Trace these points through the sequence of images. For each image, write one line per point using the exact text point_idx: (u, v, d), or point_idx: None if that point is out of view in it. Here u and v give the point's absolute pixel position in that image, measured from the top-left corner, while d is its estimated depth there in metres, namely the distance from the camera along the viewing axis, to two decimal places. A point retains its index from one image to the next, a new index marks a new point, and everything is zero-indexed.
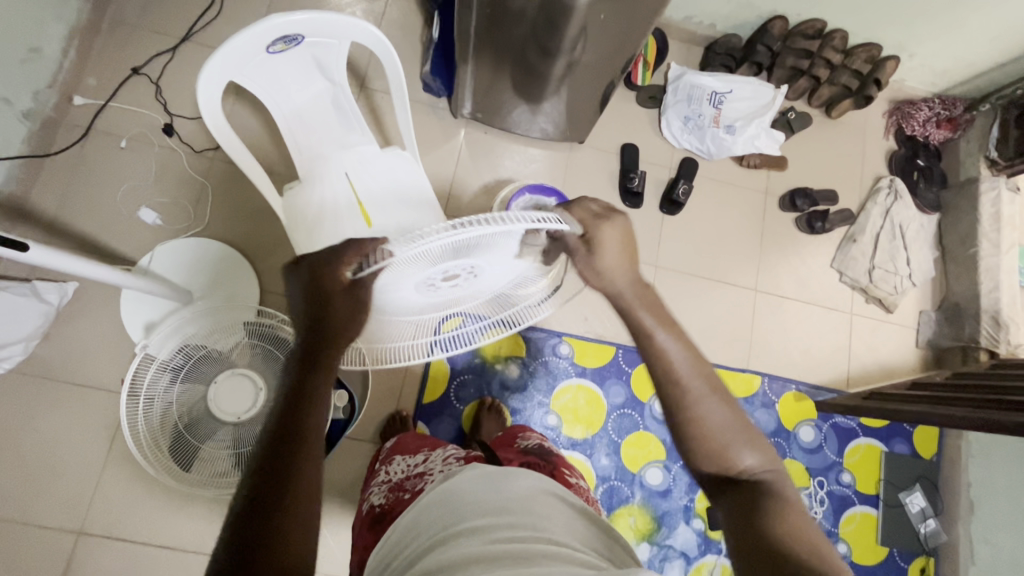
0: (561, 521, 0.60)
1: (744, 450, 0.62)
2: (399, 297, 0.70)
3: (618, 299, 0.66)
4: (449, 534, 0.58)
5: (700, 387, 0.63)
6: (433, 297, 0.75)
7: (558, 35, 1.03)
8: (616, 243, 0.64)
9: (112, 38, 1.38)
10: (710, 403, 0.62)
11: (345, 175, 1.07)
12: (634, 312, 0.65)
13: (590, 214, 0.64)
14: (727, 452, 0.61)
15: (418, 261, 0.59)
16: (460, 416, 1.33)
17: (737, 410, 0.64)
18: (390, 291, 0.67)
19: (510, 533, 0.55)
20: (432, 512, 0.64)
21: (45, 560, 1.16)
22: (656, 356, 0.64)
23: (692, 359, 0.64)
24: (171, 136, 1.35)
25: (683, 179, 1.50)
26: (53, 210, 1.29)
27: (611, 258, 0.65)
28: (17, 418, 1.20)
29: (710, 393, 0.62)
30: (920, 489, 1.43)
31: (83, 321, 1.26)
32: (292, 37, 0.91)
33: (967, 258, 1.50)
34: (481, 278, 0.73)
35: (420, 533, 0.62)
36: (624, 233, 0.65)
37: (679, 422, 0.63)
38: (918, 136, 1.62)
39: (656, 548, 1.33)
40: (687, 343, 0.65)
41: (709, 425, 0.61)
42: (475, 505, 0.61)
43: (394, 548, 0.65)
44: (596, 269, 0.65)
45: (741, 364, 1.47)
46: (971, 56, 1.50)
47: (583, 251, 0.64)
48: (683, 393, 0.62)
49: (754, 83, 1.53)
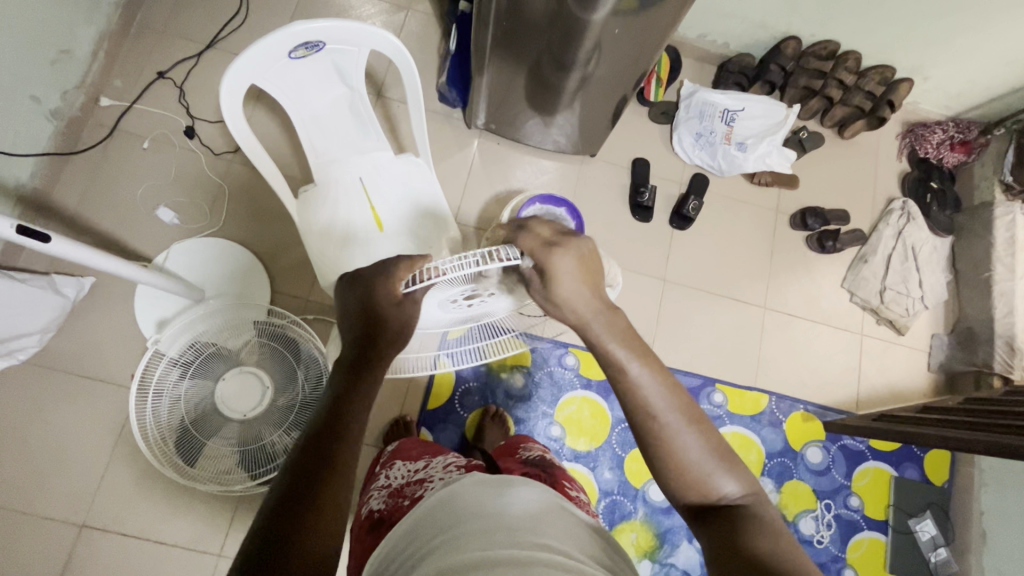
0: (562, 529, 0.60)
1: (724, 477, 0.60)
2: (427, 320, 0.78)
3: (584, 327, 0.68)
4: (448, 538, 0.58)
5: (677, 418, 0.62)
6: (454, 323, 0.82)
7: (572, 48, 1.04)
8: (572, 273, 0.67)
9: (139, 43, 1.43)
10: (683, 433, 0.61)
11: (359, 180, 1.09)
12: (605, 346, 0.66)
13: (540, 242, 0.67)
14: (707, 480, 0.60)
15: (447, 284, 0.68)
16: (463, 423, 1.33)
17: (715, 436, 0.62)
18: (424, 311, 0.74)
19: (511, 538, 0.56)
20: (430, 517, 0.63)
21: (47, 552, 1.16)
22: (627, 390, 0.64)
23: (663, 391, 0.63)
24: (192, 138, 1.39)
25: (693, 194, 1.50)
26: (74, 206, 1.32)
27: (568, 289, 0.67)
28: (28, 409, 1.22)
29: (684, 424, 0.61)
30: (930, 517, 1.40)
31: (97, 315, 1.28)
32: (313, 43, 0.93)
33: (981, 282, 1.48)
34: (496, 304, 0.78)
35: (418, 540, 0.61)
36: (580, 257, 0.67)
37: (654, 454, 0.61)
38: (931, 159, 1.62)
39: (657, 565, 1.31)
40: (664, 376, 0.64)
41: (683, 454, 0.60)
42: (476, 508, 0.61)
43: (390, 555, 0.64)
44: (557, 299, 0.67)
45: (748, 382, 1.45)
46: (985, 79, 1.50)
47: (540, 282, 0.67)
48: (653, 428, 0.61)
49: (767, 102, 1.54)
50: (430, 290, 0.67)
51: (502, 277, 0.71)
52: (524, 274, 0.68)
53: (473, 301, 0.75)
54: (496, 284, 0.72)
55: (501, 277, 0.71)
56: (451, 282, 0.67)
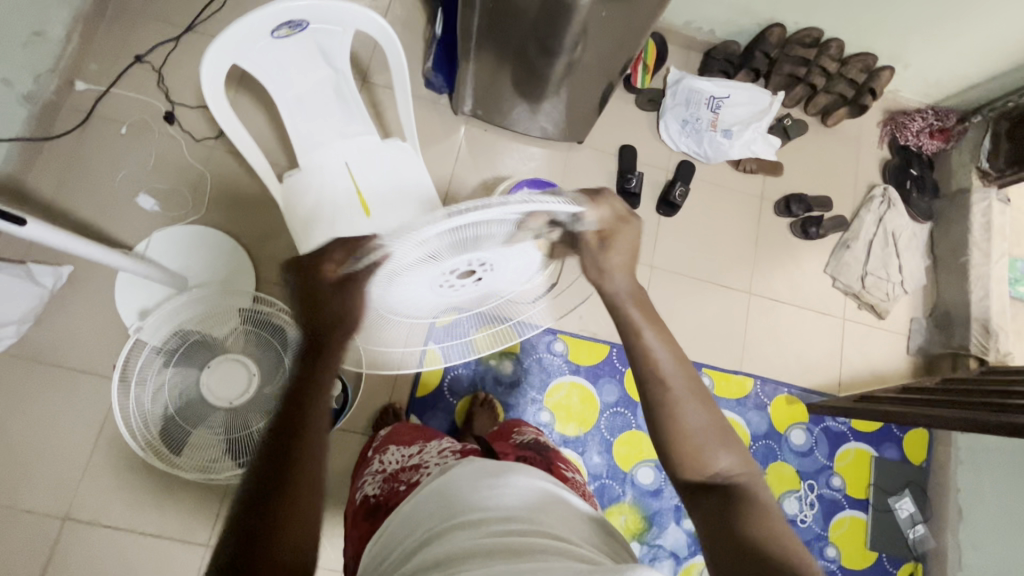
0: (556, 516, 0.60)
1: (721, 453, 0.62)
2: (414, 295, 0.70)
3: (613, 297, 0.65)
4: (448, 527, 0.58)
5: (682, 388, 0.63)
6: (444, 295, 0.74)
7: (558, 33, 1.04)
8: (628, 245, 0.62)
9: (115, 26, 1.39)
10: (690, 403, 0.63)
11: (344, 165, 1.08)
12: (626, 309, 0.65)
13: (614, 215, 0.59)
14: (702, 455, 0.62)
15: (426, 258, 0.59)
16: (453, 411, 1.33)
17: (716, 413, 0.64)
18: (413, 288, 0.67)
19: (509, 528, 0.56)
20: (429, 505, 0.63)
21: (29, 546, 1.14)
22: (640, 354, 0.65)
23: (674, 358, 0.65)
24: (172, 124, 1.36)
25: (680, 181, 1.52)
26: (50, 193, 1.29)
27: (619, 259, 0.63)
28: (4, 401, 1.19)
29: (690, 395, 0.63)
30: (909, 494, 1.44)
31: (75, 305, 1.25)
32: (296, 22, 0.91)
33: (958, 266, 1.51)
34: (499, 275, 0.72)
35: (417, 529, 0.61)
36: (633, 241, 0.62)
37: (660, 425, 0.63)
38: (911, 147, 1.65)
39: (645, 547, 1.32)
40: (675, 350, 0.65)
41: (687, 426, 0.62)
42: (474, 494, 0.61)
43: (391, 542, 0.64)
44: (602, 268, 0.64)
45: (734, 366, 1.47)
46: (964, 68, 1.52)
47: (594, 247, 0.62)
48: (662, 392, 0.63)
49: (751, 89, 1.55)
50: (375, 276, 0.58)
51: (495, 244, 0.61)
52: (574, 241, 0.62)
53: (468, 277, 0.69)
54: (488, 250, 0.62)
55: (494, 244, 0.61)
56: (425, 251, 0.57)
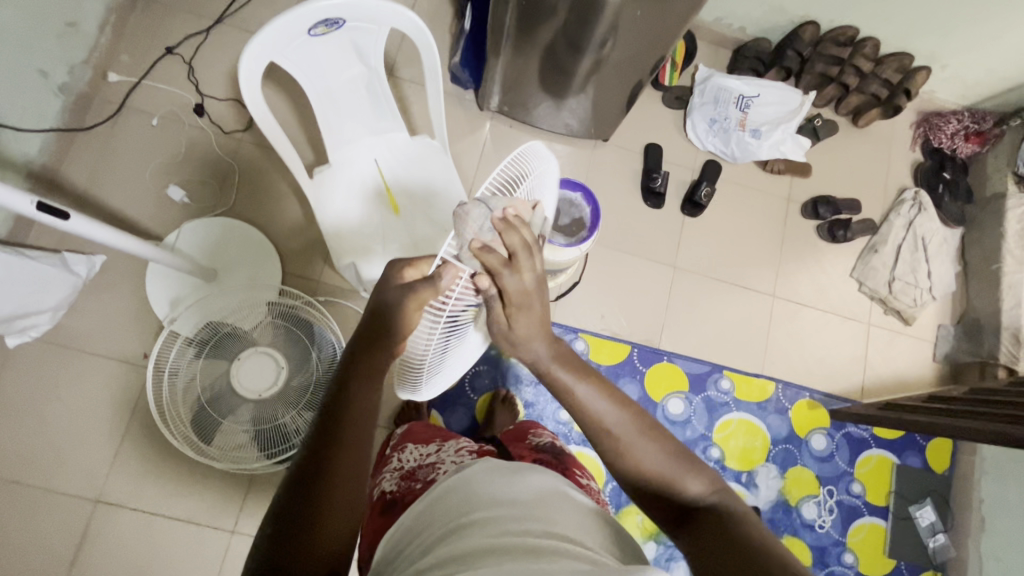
0: (568, 515, 0.58)
1: (690, 477, 0.61)
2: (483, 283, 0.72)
3: (536, 360, 0.68)
4: (460, 525, 0.56)
5: (630, 427, 0.63)
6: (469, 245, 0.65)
7: (587, 31, 1.03)
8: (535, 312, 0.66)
9: (146, 17, 1.40)
10: (643, 443, 0.62)
11: (373, 161, 1.13)
12: (550, 369, 0.67)
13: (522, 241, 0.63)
14: (674, 482, 0.61)
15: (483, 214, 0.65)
16: (474, 406, 1.34)
17: (674, 443, 0.63)
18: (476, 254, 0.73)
19: (521, 525, 0.54)
20: (442, 506, 0.61)
21: (62, 526, 1.18)
22: (578, 408, 0.65)
23: (615, 403, 0.64)
24: (201, 116, 1.37)
25: (706, 181, 1.50)
26: (82, 181, 1.31)
27: (527, 324, 0.66)
28: (42, 385, 1.23)
29: (642, 435, 0.62)
30: (930, 503, 1.42)
31: (107, 294, 1.28)
32: (333, 21, 0.92)
33: (990, 273, 1.48)
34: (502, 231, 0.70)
35: (429, 530, 0.59)
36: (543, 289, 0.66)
37: (612, 455, 0.63)
38: (945, 149, 1.60)
39: (662, 547, 1.32)
40: (612, 392, 0.65)
41: (646, 465, 0.61)
42: (487, 493, 0.59)
43: (403, 542, 0.61)
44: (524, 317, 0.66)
45: (756, 369, 1.47)
46: (1002, 68, 1.48)
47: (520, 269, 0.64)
48: (612, 439, 0.62)
49: (781, 88, 1.53)
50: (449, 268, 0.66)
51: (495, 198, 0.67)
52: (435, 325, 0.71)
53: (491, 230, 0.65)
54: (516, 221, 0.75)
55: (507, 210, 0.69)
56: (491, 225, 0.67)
